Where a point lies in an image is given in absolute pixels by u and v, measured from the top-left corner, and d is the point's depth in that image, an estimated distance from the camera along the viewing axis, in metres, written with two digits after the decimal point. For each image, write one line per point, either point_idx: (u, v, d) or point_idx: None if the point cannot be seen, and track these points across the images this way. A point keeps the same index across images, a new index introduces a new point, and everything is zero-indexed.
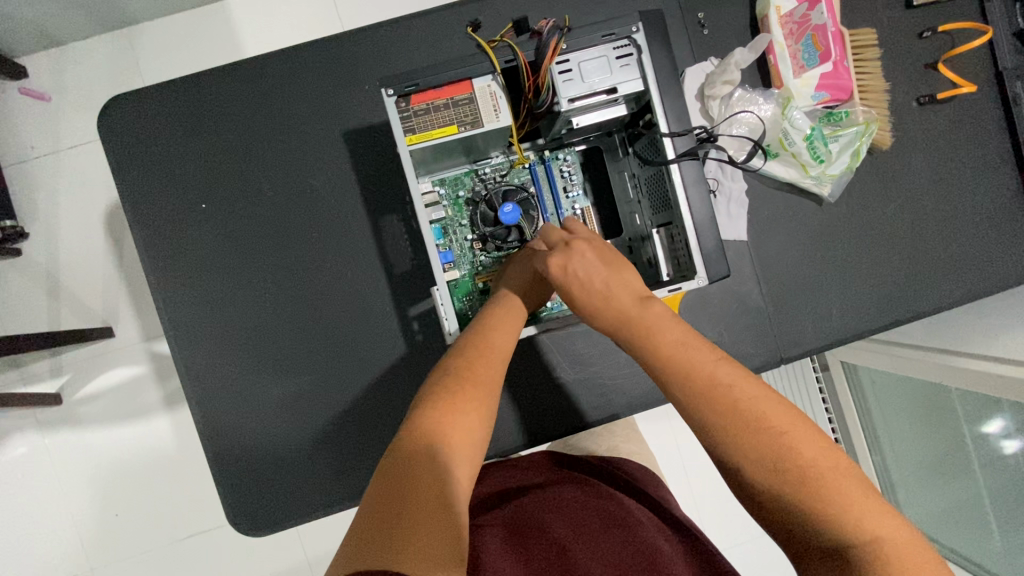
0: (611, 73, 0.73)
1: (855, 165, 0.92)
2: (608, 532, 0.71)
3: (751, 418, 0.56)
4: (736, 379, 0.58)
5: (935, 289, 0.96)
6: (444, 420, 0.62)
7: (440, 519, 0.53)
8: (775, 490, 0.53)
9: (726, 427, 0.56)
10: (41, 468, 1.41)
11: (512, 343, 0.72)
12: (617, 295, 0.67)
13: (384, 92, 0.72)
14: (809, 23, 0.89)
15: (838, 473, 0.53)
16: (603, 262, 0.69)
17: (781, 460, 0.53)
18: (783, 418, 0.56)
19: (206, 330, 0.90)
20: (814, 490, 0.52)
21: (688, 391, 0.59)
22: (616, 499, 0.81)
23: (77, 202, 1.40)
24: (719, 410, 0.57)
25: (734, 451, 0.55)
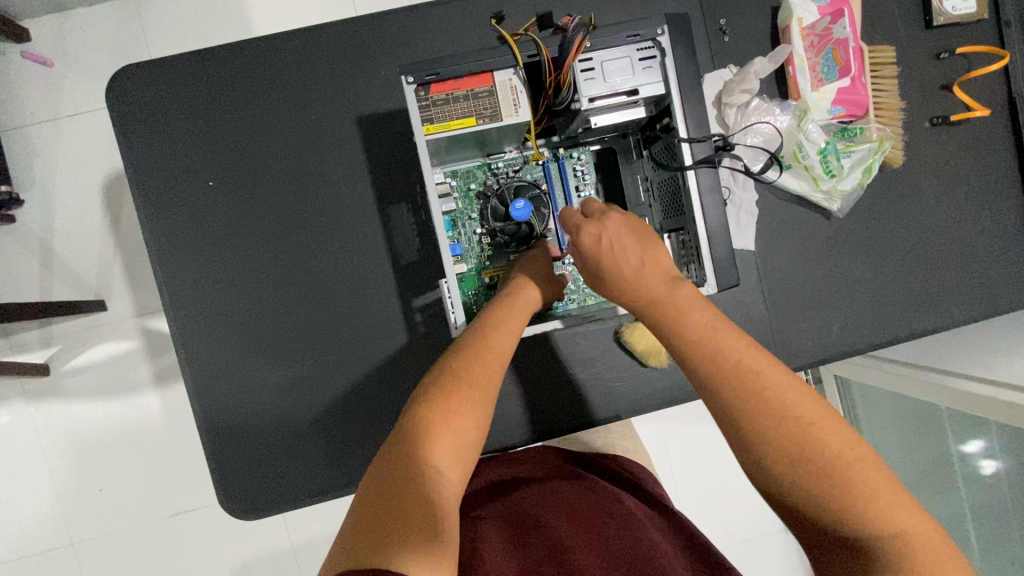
0: (633, 74, 0.73)
1: (866, 182, 0.92)
2: (612, 526, 0.72)
3: (778, 410, 0.55)
4: (765, 368, 0.57)
5: (936, 311, 0.97)
6: (448, 417, 0.61)
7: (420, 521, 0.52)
8: (798, 481, 0.54)
9: (753, 418, 0.56)
10: (23, 439, 1.39)
11: (517, 334, 0.72)
12: (647, 274, 0.64)
13: (404, 79, 0.70)
14: (830, 37, 0.88)
15: (865, 466, 0.54)
16: (635, 238, 0.65)
17: (808, 452, 0.54)
18: (812, 410, 0.55)
19: (205, 309, 0.89)
20: (838, 482, 0.53)
21: (713, 380, 0.58)
22: (612, 493, 0.81)
23: (75, 172, 1.37)
24: (746, 401, 0.56)
25: (759, 440, 0.55)
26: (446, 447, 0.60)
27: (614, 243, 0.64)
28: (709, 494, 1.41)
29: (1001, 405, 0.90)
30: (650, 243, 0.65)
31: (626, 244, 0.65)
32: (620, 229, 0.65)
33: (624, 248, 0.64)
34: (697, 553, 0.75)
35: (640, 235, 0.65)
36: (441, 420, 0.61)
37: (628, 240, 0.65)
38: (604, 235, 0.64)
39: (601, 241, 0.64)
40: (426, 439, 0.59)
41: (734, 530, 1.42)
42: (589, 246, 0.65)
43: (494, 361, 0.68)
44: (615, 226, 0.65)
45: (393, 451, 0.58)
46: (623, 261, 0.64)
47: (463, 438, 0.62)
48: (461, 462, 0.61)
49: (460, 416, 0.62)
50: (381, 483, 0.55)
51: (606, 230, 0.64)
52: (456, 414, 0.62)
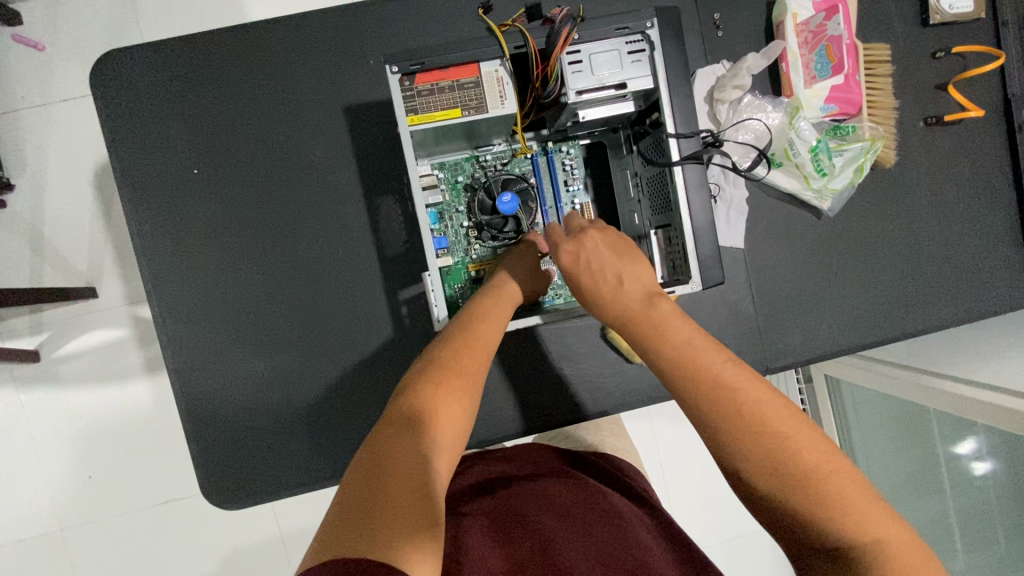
0: (622, 67, 0.72)
1: (857, 181, 0.91)
2: (594, 519, 0.72)
3: (755, 422, 0.55)
4: (742, 382, 0.57)
5: (924, 312, 0.97)
6: (436, 406, 0.61)
7: (411, 507, 0.52)
8: (776, 491, 0.53)
9: (730, 430, 0.55)
10: (13, 425, 1.39)
11: (505, 323, 0.72)
12: (627, 289, 0.65)
13: (389, 68, 0.69)
14: (824, 33, 0.87)
15: (842, 477, 0.53)
16: (614, 253, 0.66)
17: (786, 466, 0.53)
18: (789, 421, 0.55)
19: (191, 298, 0.89)
20: (816, 494, 0.52)
21: (692, 393, 0.58)
22: (600, 493, 0.80)
23: (66, 158, 1.36)
24: (723, 414, 0.56)
25: (736, 450, 0.55)
26: (433, 435, 0.60)
27: (592, 259, 0.66)
28: (698, 491, 1.41)
29: (986, 406, 0.91)
30: (630, 261, 0.66)
31: (605, 261, 0.66)
32: (598, 247, 0.66)
33: (604, 263, 0.66)
34: (678, 549, 0.75)
35: (619, 251, 0.67)
36: (429, 409, 0.61)
37: (608, 256, 0.66)
38: (582, 252, 0.66)
39: (579, 258, 0.66)
40: (415, 426, 0.59)
41: (721, 527, 1.42)
42: (569, 264, 0.67)
43: (483, 352, 0.68)
44: (593, 243, 0.66)
45: (380, 436, 0.58)
46: (601, 276, 0.65)
47: (451, 428, 0.61)
48: (448, 450, 0.61)
49: (449, 405, 0.62)
50: (366, 469, 0.55)
51: (586, 247, 0.66)
52: (444, 403, 0.62)
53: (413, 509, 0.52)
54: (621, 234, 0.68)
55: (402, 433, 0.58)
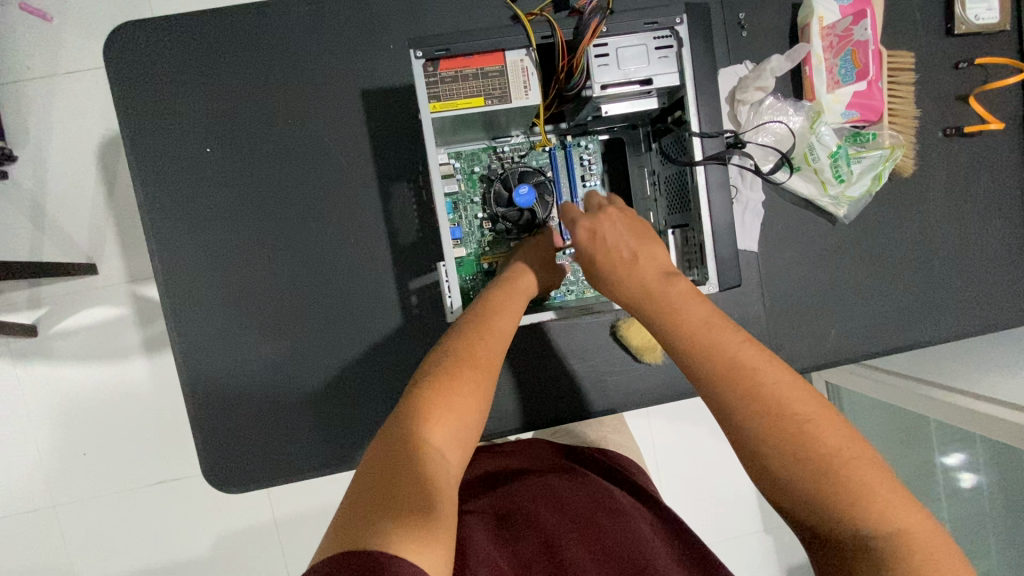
0: (649, 63, 0.71)
1: (875, 189, 0.91)
2: (597, 513, 0.73)
3: (775, 406, 0.55)
4: (760, 363, 0.57)
5: (933, 323, 0.97)
6: (449, 398, 0.60)
7: (416, 503, 0.51)
8: (797, 478, 0.53)
9: (750, 414, 0.55)
10: (8, 398, 1.38)
11: (519, 315, 0.71)
12: (642, 268, 0.64)
13: (413, 53, 0.68)
14: (850, 38, 0.86)
15: (863, 464, 0.53)
16: (630, 232, 0.66)
17: (803, 449, 0.53)
18: (809, 405, 0.55)
19: (197, 278, 0.87)
20: (832, 476, 0.52)
21: (710, 377, 0.58)
22: (604, 490, 0.79)
23: (71, 132, 1.35)
24: (743, 396, 0.56)
25: (755, 434, 0.55)
26: (446, 428, 0.59)
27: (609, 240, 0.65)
28: (694, 492, 1.42)
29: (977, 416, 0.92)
30: (646, 240, 0.66)
31: (618, 239, 0.65)
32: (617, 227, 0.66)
33: (619, 242, 0.65)
34: (679, 544, 0.75)
35: (632, 230, 0.66)
36: (443, 401, 0.59)
37: (625, 240, 0.65)
38: (598, 229, 0.65)
39: (595, 234, 0.66)
40: (429, 417, 0.58)
41: (716, 528, 1.43)
42: (588, 241, 0.66)
43: (498, 343, 0.67)
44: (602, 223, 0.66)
45: (394, 428, 0.57)
46: (616, 254, 0.65)
47: (464, 421, 0.60)
48: (462, 441, 0.60)
49: (463, 397, 0.60)
50: (375, 461, 0.54)
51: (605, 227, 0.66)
52: (458, 394, 0.60)
53: (419, 506, 0.51)
54: (637, 217, 0.68)
55: (412, 425, 0.57)
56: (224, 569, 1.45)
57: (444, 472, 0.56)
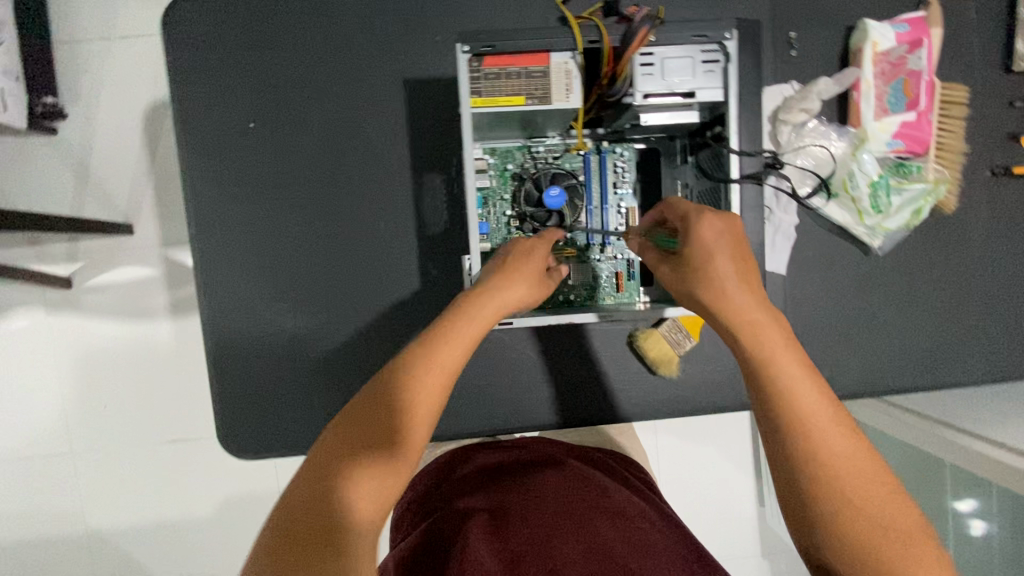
0: (693, 76, 0.70)
1: (913, 223, 0.90)
2: (594, 513, 0.72)
3: (838, 460, 0.52)
4: (831, 414, 0.54)
5: (957, 365, 0.95)
6: (430, 382, 0.60)
7: (369, 484, 0.54)
8: (846, 537, 0.51)
9: (812, 460, 0.53)
10: (38, 346, 1.43)
11: (525, 294, 0.70)
12: (734, 291, 0.61)
13: (459, 48, 0.68)
14: (904, 66, 0.85)
15: (914, 537, 0.51)
16: (735, 248, 0.63)
17: (858, 509, 0.51)
18: (869, 468, 0.52)
19: (228, 248, 0.89)
20: (878, 542, 0.50)
21: (780, 412, 0.55)
22: (600, 486, 0.79)
23: (119, 94, 1.39)
24: (810, 443, 0.53)
25: (813, 481, 0.52)
26: (424, 408, 0.59)
27: (717, 247, 0.62)
28: (694, 509, 1.41)
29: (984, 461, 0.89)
30: (741, 258, 0.63)
31: (718, 253, 0.62)
32: (732, 237, 0.63)
33: (719, 257, 0.62)
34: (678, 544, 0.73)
35: (733, 247, 0.63)
36: (424, 383, 0.60)
37: (731, 253, 0.62)
38: (703, 235, 0.63)
39: (702, 240, 0.63)
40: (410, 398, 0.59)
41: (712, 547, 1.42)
42: (701, 238, 0.63)
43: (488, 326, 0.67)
44: (713, 221, 0.63)
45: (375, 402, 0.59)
46: (714, 265, 0.62)
47: (440, 404, 0.60)
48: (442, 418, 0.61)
49: (442, 380, 0.61)
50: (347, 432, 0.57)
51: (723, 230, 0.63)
52: (438, 379, 0.60)
53: (371, 486, 0.54)
54: (739, 230, 0.65)
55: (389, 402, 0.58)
56: (226, 532, 1.50)
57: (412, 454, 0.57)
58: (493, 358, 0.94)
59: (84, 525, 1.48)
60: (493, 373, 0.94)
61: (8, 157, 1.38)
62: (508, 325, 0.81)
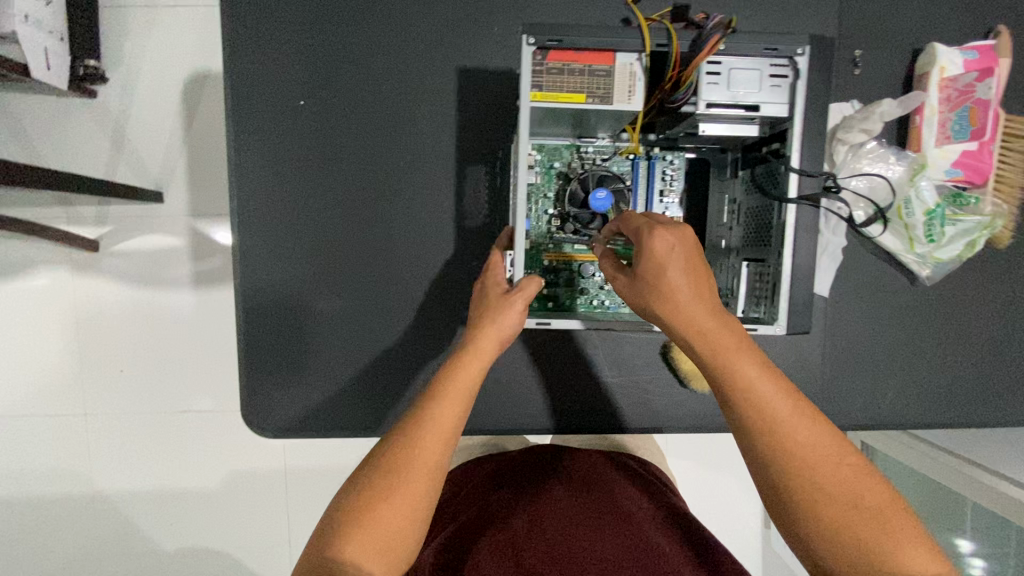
0: (759, 89, 0.69)
1: (965, 256, 0.87)
2: (603, 530, 0.77)
3: (815, 460, 0.54)
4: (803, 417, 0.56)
5: (994, 407, 0.92)
6: (434, 423, 0.61)
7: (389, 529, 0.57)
8: (833, 529, 0.53)
9: (791, 465, 0.55)
10: (60, 306, 1.44)
11: (522, 320, 0.70)
12: (695, 308, 0.58)
13: (525, 39, 0.67)
14: (971, 94, 0.83)
15: (892, 517, 0.53)
16: (689, 262, 0.58)
17: (842, 502, 0.53)
18: (844, 457, 0.55)
19: (266, 224, 0.89)
20: (863, 531, 0.53)
21: (755, 429, 0.56)
22: (609, 499, 0.84)
23: (161, 61, 1.39)
24: (786, 448, 0.55)
25: (796, 486, 0.54)
26: (430, 448, 0.60)
27: (675, 266, 0.58)
28: None
29: None
30: (698, 272, 0.58)
31: (675, 271, 0.58)
32: (688, 247, 0.58)
33: (675, 274, 0.58)
34: (684, 540, 0.78)
35: (688, 259, 0.58)
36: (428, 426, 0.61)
37: (689, 269, 0.58)
38: (657, 256, 0.58)
39: (658, 259, 0.58)
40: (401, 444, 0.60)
41: None
42: (655, 257, 0.57)
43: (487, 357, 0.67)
44: (665, 236, 0.58)
45: (377, 457, 0.61)
46: (672, 285, 0.58)
47: (449, 438, 0.62)
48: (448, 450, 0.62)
49: (450, 415, 0.62)
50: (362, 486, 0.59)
51: (679, 244, 0.58)
52: (446, 418, 0.62)
53: (391, 532, 0.56)
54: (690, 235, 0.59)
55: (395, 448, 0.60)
56: (230, 506, 1.51)
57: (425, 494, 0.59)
58: (522, 357, 0.92)
59: (91, 487, 1.48)
60: (521, 372, 0.92)
61: (47, 115, 1.39)
62: (545, 326, 0.80)
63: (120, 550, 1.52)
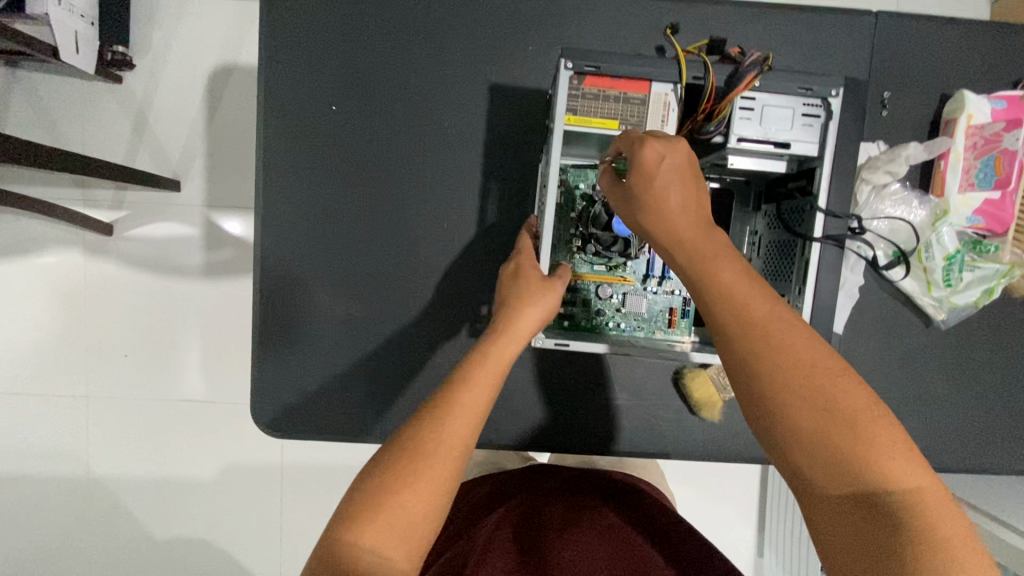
0: (791, 127, 0.69)
1: (982, 303, 0.87)
2: (596, 546, 0.80)
3: (800, 362, 0.54)
4: (786, 320, 0.56)
5: (1002, 455, 0.92)
6: (463, 398, 0.62)
7: (415, 508, 0.57)
8: (814, 433, 0.52)
9: (769, 367, 0.55)
10: (68, 286, 1.44)
11: (554, 310, 0.72)
12: (677, 215, 0.63)
13: (563, 63, 0.68)
14: (998, 143, 0.83)
15: (874, 422, 0.52)
16: (677, 170, 0.63)
17: (826, 405, 0.52)
18: (823, 359, 0.55)
19: (289, 224, 0.89)
20: (847, 437, 0.51)
21: (739, 335, 0.57)
22: (600, 512, 0.88)
23: (189, 52, 1.41)
24: (763, 348, 0.55)
25: (776, 386, 0.54)
26: (462, 426, 0.61)
27: (668, 175, 0.63)
28: None
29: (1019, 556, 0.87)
30: (684, 180, 0.64)
31: (662, 177, 0.63)
32: (681, 158, 0.63)
33: (662, 179, 0.63)
34: (670, 556, 0.81)
35: (675, 169, 0.63)
36: (459, 405, 0.62)
37: (679, 179, 0.64)
38: (644, 165, 0.63)
39: (646, 167, 0.63)
40: (430, 423, 0.60)
41: None
42: (648, 165, 0.63)
43: (520, 340, 0.68)
44: (657, 146, 0.63)
45: (403, 436, 0.60)
46: (658, 189, 0.63)
47: (478, 417, 0.62)
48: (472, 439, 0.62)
49: (479, 393, 0.63)
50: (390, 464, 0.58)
51: (669, 154, 0.63)
52: (472, 394, 0.63)
53: (418, 515, 0.57)
54: (681, 147, 0.65)
55: (423, 426, 0.60)
56: (223, 499, 1.50)
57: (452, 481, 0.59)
58: (534, 373, 0.92)
59: (86, 470, 1.48)
60: (532, 388, 0.92)
61: (72, 97, 1.40)
62: (563, 346, 0.82)
63: (110, 536, 1.51)
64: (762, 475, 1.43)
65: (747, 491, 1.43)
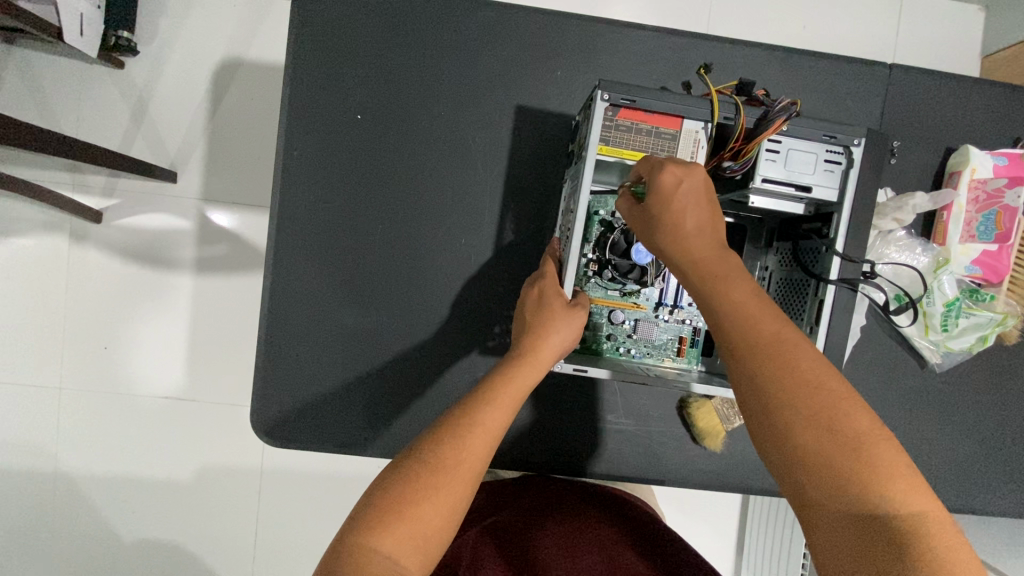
0: (814, 171, 0.72)
1: (976, 349, 0.91)
2: (589, 551, 0.82)
3: (807, 381, 0.54)
4: (795, 341, 0.57)
5: (985, 495, 0.95)
6: (480, 413, 0.63)
7: (427, 515, 0.56)
8: (820, 449, 0.52)
9: (779, 384, 0.55)
10: (48, 272, 1.39)
11: (576, 335, 0.73)
12: (694, 238, 0.64)
13: (599, 95, 0.69)
14: (999, 199, 0.88)
15: (878, 441, 0.52)
16: (696, 196, 0.64)
17: (832, 423, 0.52)
18: (831, 380, 0.55)
19: (303, 229, 0.88)
20: (852, 456, 0.51)
21: (748, 352, 0.57)
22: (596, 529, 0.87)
23: (197, 44, 1.38)
24: (772, 365, 0.56)
25: (783, 402, 0.54)
26: (478, 443, 0.61)
27: (685, 199, 0.64)
28: None
29: None
30: (703, 205, 0.64)
31: (682, 200, 0.64)
32: (699, 183, 0.64)
33: (682, 202, 0.64)
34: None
35: (694, 192, 0.64)
36: (475, 420, 0.62)
37: (697, 201, 0.64)
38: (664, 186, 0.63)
39: (666, 188, 0.63)
40: (451, 435, 0.61)
41: None
42: (666, 189, 0.63)
43: (540, 368, 0.70)
44: (675, 170, 0.64)
45: (419, 444, 0.61)
46: (676, 210, 0.64)
47: (496, 435, 0.63)
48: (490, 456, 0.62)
49: (497, 413, 0.64)
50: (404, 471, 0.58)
51: (687, 179, 0.63)
52: (491, 412, 0.63)
53: (433, 525, 0.56)
54: (701, 173, 0.65)
55: (440, 436, 0.61)
56: (197, 501, 1.45)
57: (468, 494, 0.59)
58: (541, 393, 0.93)
59: (52, 465, 1.42)
60: (537, 407, 0.93)
61: (70, 79, 1.36)
62: (581, 372, 0.79)
63: (72, 535, 1.44)
64: (743, 501, 1.44)
65: (729, 516, 1.44)
